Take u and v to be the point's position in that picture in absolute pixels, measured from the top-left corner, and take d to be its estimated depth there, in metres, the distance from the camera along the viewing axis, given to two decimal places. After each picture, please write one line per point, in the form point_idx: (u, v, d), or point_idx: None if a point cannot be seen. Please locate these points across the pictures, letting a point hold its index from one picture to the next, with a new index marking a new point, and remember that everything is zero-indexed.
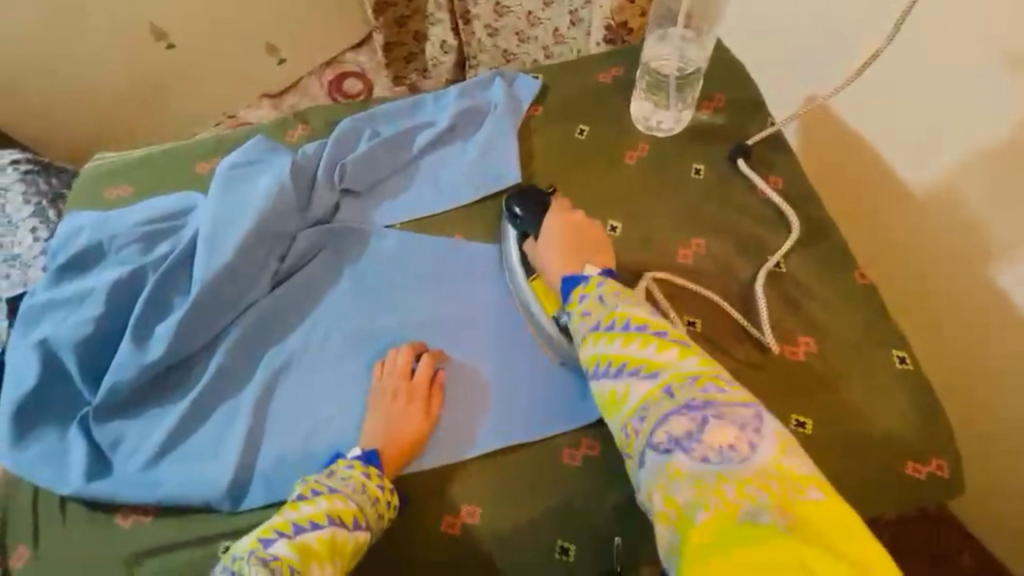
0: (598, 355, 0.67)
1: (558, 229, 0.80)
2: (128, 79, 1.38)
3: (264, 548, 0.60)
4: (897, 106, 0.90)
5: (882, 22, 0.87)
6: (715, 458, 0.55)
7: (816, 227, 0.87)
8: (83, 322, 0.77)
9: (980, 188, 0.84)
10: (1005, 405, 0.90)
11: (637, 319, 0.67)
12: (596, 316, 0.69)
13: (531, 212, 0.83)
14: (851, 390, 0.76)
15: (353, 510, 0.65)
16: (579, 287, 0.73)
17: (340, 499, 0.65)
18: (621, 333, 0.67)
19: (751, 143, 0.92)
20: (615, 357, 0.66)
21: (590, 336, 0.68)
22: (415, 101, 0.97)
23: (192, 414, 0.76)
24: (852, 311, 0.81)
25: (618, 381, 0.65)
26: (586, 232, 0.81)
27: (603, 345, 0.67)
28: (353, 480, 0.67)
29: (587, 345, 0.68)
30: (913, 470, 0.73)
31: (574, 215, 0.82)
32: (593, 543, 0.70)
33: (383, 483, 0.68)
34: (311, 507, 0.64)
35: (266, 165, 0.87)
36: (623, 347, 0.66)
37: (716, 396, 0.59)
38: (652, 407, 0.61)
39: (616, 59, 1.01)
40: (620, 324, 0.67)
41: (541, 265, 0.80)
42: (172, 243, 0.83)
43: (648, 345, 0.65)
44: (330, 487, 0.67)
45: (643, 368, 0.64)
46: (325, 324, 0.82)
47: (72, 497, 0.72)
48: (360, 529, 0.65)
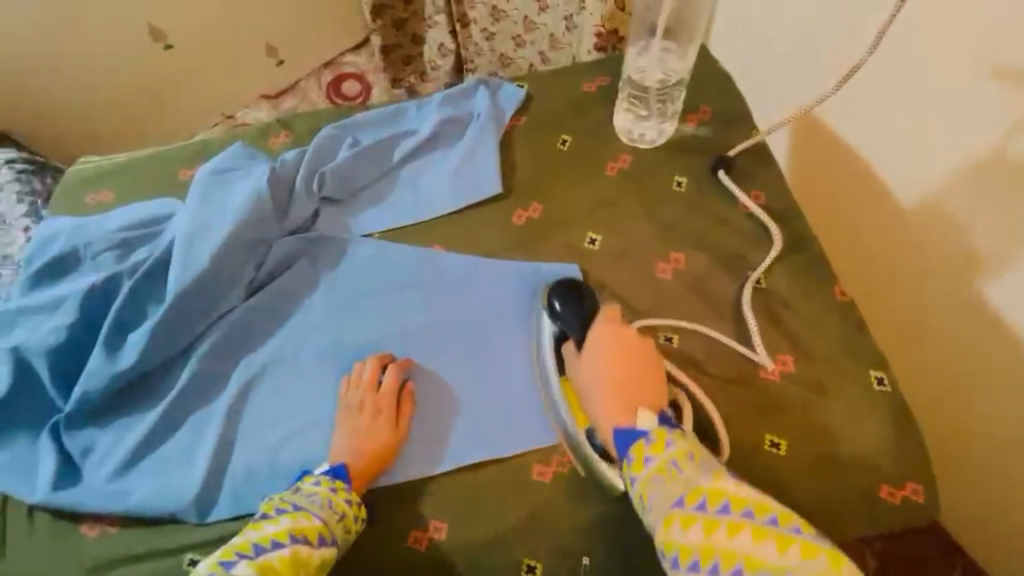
0: (692, 546, 0.55)
1: (609, 355, 0.70)
2: (124, 79, 1.37)
3: (223, 570, 0.58)
4: (881, 121, 0.90)
5: (865, 33, 0.86)
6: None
7: (799, 241, 0.86)
8: (54, 329, 0.76)
9: (963, 205, 0.82)
10: None
11: (732, 497, 0.57)
12: (675, 489, 0.59)
13: (574, 312, 0.76)
14: (827, 409, 0.75)
15: (317, 526, 0.63)
16: (641, 446, 0.63)
17: (305, 517, 0.64)
18: (719, 520, 0.55)
19: (733, 154, 0.91)
20: (716, 549, 0.54)
21: (674, 517, 0.57)
22: (398, 110, 0.96)
23: (165, 422, 0.76)
24: (833, 329, 0.80)
25: None
26: (638, 358, 0.71)
27: (697, 533, 0.55)
28: (320, 496, 0.66)
29: (673, 527, 0.56)
30: (887, 494, 0.72)
31: (623, 331, 0.72)
32: (560, 562, 0.70)
33: (351, 496, 0.68)
34: (273, 526, 0.63)
35: (244, 173, 0.87)
36: (726, 536, 0.54)
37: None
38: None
39: (602, 68, 1.00)
40: (710, 504, 0.56)
41: (583, 388, 0.71)
42: (147, 251, 0.82)
43: (760, 538, 0.53)
44: (295, 504, 0.65)
45: (764, 568, 0.52)
46: (299, 335, 0.81)
47: (40, 505, 0.72)
48: (325, 545, 0.63)
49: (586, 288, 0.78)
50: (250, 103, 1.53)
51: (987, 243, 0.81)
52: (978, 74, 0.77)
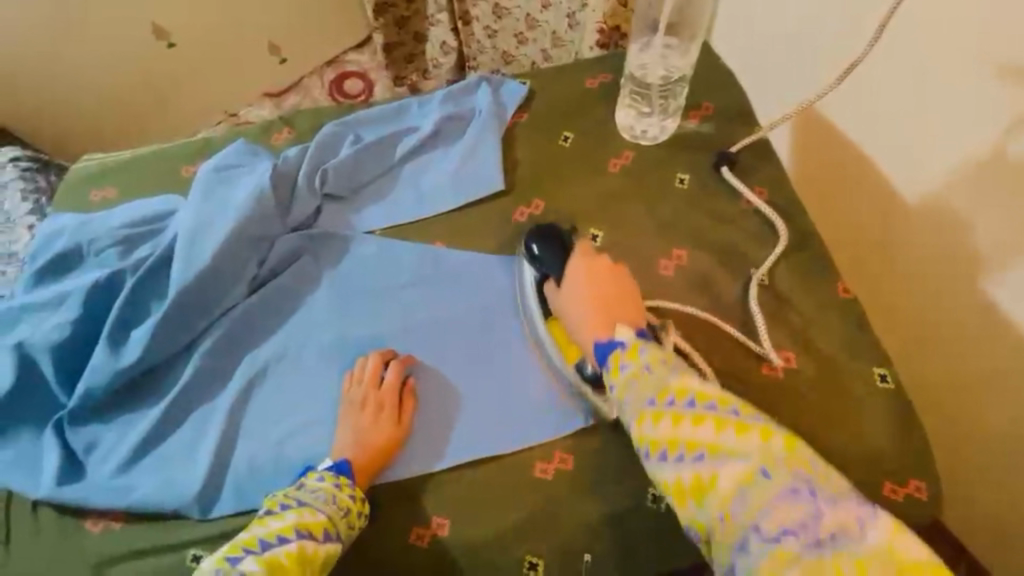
0: (661, 440, 0.59)
1: (586, 281, 0.74)
2: (127, 77, 1.38)
3: (230, 565, 0.59)
4: (884, 117, 0.89)
5: (868, 28, 0.85)
6: (829, 546, 0.51)
7: (802, 238, 0.85)
8: (58, 326, 0.77)
9: (967, 202, 0.82)
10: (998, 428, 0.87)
11: (698, 393, 0.60)
12: (649, 391, 0.61)
13: (551, 252, 0.79)
14: (830, 406, 0.75)
15: (322, 521, 0.64)
16: (618, 355, 0.66)
17: (309, 513, 0.64)
18: (686, 413, 0.59)
19: (735, 151, 0.91)
20: (683, 438, 0.58)
21: (646, 415, 0.61)
22: (400, 107, 0.96)
23: (167, 419, 0.76)
24: (835, 326, 0.79)
25: (690, 464, 0.57)
26: (614, 282, 0.75)
27: (666, 427, 0.59)
28: (324, 492, 0.66)
29: (646, 425, 0.60)
30: (890, 491, 0.71)
31: (598, 261, 0.76)
32: (562, 558, 0.70)
33: (354, 492, 0.68)
34: (279, 521, 0.63)
35: (246, 170, 0.87)
36: (693, 428, 0.59)
37: (804, 474, 0.54)
38: (747, 494, 0.54)
39: (604, 64, 1.00)
40: (678, 400, 0.60)
41: (567, 318, 0.75)
42: (150, 247, 0.82)
43: (722, 426, 0.58)
44: (299, 500, 0.66)
45: (723, 451, 0.57)
46: (301, 332, 0.81)
47: (44, 501, 0.72)
48: (330, 541, 0.64)
49: (561, 230, 0.82)
50: (253, 103, 1.53)
51: (991, 240, 0.80)
52: (982, 70, 0.76)
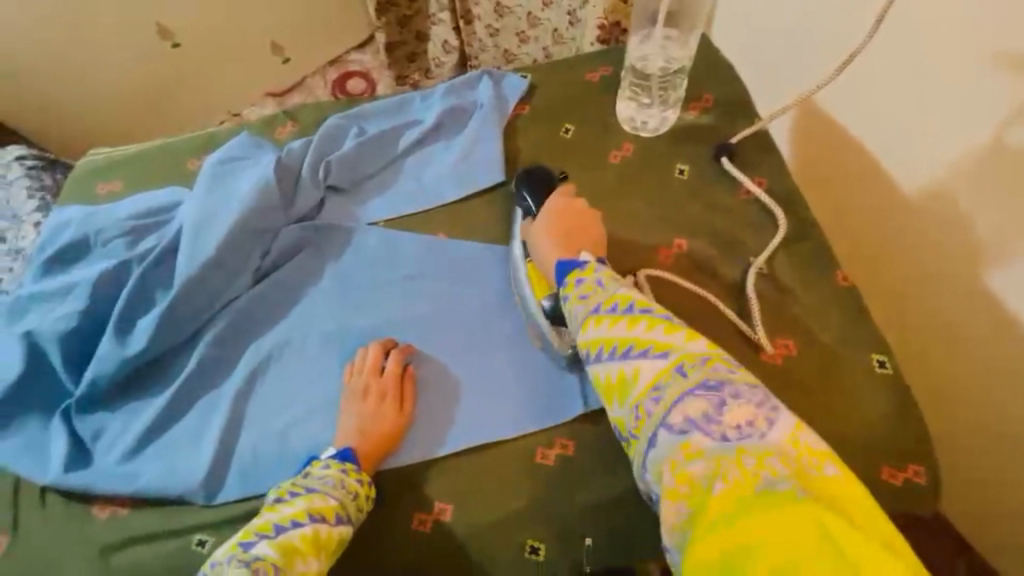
0: (598, 340, 0.65)
1: (558, 215, 0.80)
2: (132, 76, 1.39)
3: (245, 550, 0.60)
4: (883, 108, 0.90)
5: (865, 19, 0.85)
6: (731, 435, 0.53)
7: (801, 228, 0.86)
8: (65, 315, 0.78)
9: (967, 191, 0.82)
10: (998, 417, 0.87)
11: (637, 301, 0.66)
12: (594, 298, 0.68)
13: (535, 193, 0.84)
14: (828, 392, 0.76)
15: (333, 506, 0.65)
16: (575, 272, 0.72)
17: (320, 498, 0.65)
18: (623, 316, 0.65)
19: (734, 142, 0.91)
20: (617, 338, 0.64)
21: (590, 319, 0.66)
22: (402, 100, 0.97)
23: (173, 406, 0.78)
24: (834, 314, 0.80)
25: (621, 361, 0.63)
26: (590, 221, 0.80)
27: (604, 328, 0.65)
28: (332, 478, 0.67)
29: (587, 327, 0.66)
30: (890, 475, 0.72)
31: (578, 202, 0.81)
32: (563, 543, 0.70)
33: (362, 477, 0.68)
34: (292, 507, 0.65)
35: (251, 162, 0.88)
36: (628, 329, 0.64)
37: (719, 373, 0.58)
38: (664, 387, 0.59)
39: (604, 58, 1.01)
40: (619, 306, 0.66)
41: (537, 250, 0.79)
42: (156, 238, 0.83)
43: (654, 327, 0.63)
44: (309, 487, 0.67)
45: (650, 348, 0.62)
46: (305, 321, 0.82)
47: (51, 487, 0.73)
48: (342, 524, 0.65)
49: (551, 176, 0.86)
50: (256, 103, 1.56)
51: (989, 228, 0.81)
52: (980, 61, 0.77)
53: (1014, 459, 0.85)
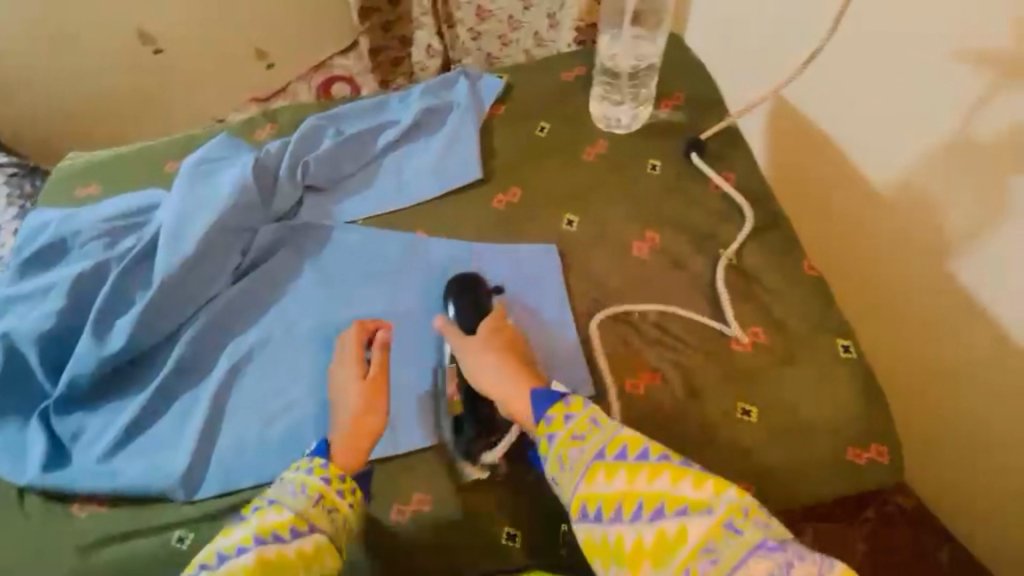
0: (615, 494, 0.58)
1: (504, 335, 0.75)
2: (112, 81, 1.39)
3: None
4: (847, 101, 0.93)
5: (827, 15, 0.89)
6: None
7: (768, 220, 0.88)
8: (43, 317, 0.78)
9: (928, 179, 0.85)
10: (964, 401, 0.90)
11: (649, 445, 0.61)
12: (595, 442, 0.62)
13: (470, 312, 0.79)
14: (795, 379, 0.78)
15: (288, 519, 0.60)
16: (560, 406, 0.66)
17: (275, 511, 0.60)
18: (640, 465, 0.59)
19: (704, 138, 0.94)
20: (639, 493, 0.57)
21: (597, 468, 0.60)
22: (380, 102, 0.99)
23: (152, 405, 0.78)
24: (802, 302, 0.82)
25: (644, 520, 0.56)
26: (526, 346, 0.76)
27: (619, 481, 0.59)
28: (295, 484, 0.64)
29: (594, 479, 0.60)
30: (854, 455, 0.74)
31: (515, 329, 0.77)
32: (540, 529, 0.72)
33: (327, 474, 0.65)
34: (240, 530, 0.59)
35: (228, 162, 0.89)
36: (647, 480, 0.58)
37: (769, 531, 0.52)
38: (715, 548, 0.52)
39: (579, 58, 1.03)
40: (629, 452, 0.60)
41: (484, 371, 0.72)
42: (135, 238, 0.84)
43: (677, 477, 0.57)
44: (270, 498, 0.62)
45: (683, 502, 0.55)
46: (284, 319, 0.83)
47: (30, 487, 0.74)
48: (301, 535, 0.59)
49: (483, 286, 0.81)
50: (238, 107, 1.51)
51: (949, 214, 0.84)
52: (936, 57, 0.80)
53: (979, 438, 0.88)
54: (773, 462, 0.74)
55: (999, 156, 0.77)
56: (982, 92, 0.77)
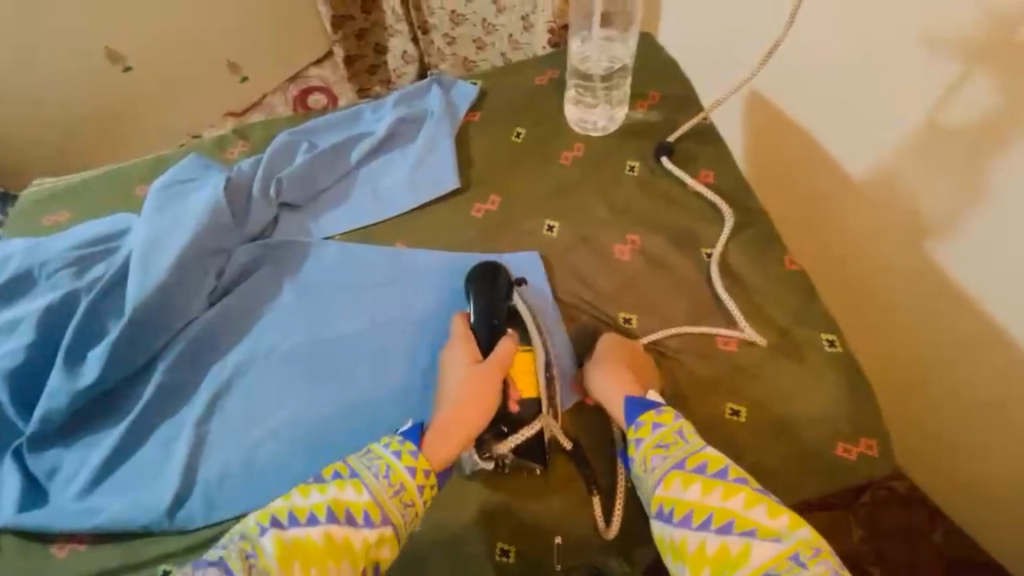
0: (688, 502, 0.62)
1: (616, 348, 0.76)
2: (84, 120, 1.33)
3: (255, 537, 0.61)
4: (825, 94, 0.92)
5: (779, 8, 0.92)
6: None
7: (750, 215, 0.88)
8: (12, 352, 0.76)
9: (909, 169, 0.86)
10: (962, 386, 0.90)
11: (731, 466, 0.64)
12: (677, 452, 0.65)
13: (496, 305, 0.78)
14: (781, 378, 0.77)
15: (364, 503, 0.63)
16: (650, 414, 0.68)
17: (354, 488, 0.63)
18: (717, 482, 0.62)
19: (672, 140, 0.93)
20: (711, 507, 0.61)
21: (674, 476, 0.63)
22: (353, 114, 0.97)
23: (131, 436, 0.76)
24: (786, 297, 0.82)
25: (715, 533, 0.60)
26: (642, 362, 0.76)
27: (694, 492, 0.62)
28: (378, 463, 0.65)
29: (671, 485, 0.63)
30: (844, 450, 0.74)
31: (635, 344, 0.77)
32: (533, 542, 0.71)
33: (413, 464, 0.66)
34: (316, 495, 0.63)
35: (200, 182, 0.88)
36: (723, 499, 0.61)
37: (836, 572, 0.56)
38: (776, 573, 0.57)
39: (550, 61, 1.02)
40: (708, 468, 0.63)
41: (593, 376, 0.74)
42: (106, 265, 0.82)
43: (753, 502, 0.61)
44: (351, 470, 0.65)
45: (754, 526, 0.59)
46: (266, 342, 0.81)
47: (6, 529, 0.71)
48: (369, 525, 0.62)
49: (506, 279, 0.80)
50: (215, 124, 1.49)
51: (931, 203, 0.85)
52: (916, 44, 0.80)
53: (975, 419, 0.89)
54: (765, 461, 0.73)
55: (977, 142, 0.78)
56: (962, 80, 0.77)
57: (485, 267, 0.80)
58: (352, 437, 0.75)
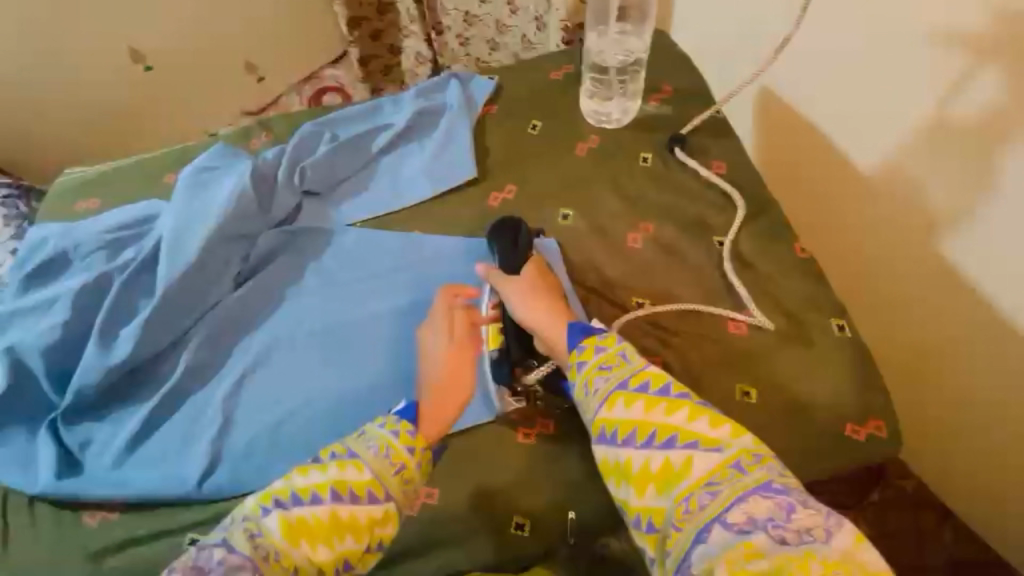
0: (631, 420, 0.63)
1: (539, 278, 0.80)
2: (108, 114, 1.38)
3: (258, 517, 0.60)
4: (836, 89, 0.94)
5: (787, 9, 0.95)
6: (796, 541, 0.51)
7: (761, 205, 0.90)
8: (48, 329, 0.79)
9: (918, 162, 0.87)
10: (968, 376, 0.90)
11: (673, 383, 0.65)
12: (621, 373, 0.66)
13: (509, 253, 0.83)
14: (791, 361, 0.79)
15: (367, 481, 0.63)
16: (593, 338, 0.70)
17: (354, 468, 0.64)
18: (659, 398, 0.63)
19: (685, 132, 0.95)
20: (655, 423, 0.62)
21: (618, 396, 0.64)
22: (374, 106, 1.00)
23: (160, 411, 0.79)
24: (796, 284, 0.84)
25: (657, 449, 0.61)
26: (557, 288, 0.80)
27: (637, 410, 0.63)
28: (377, 445, 0.66)
29: (615, 405, 0.64)
30: (853, 431, 0.76)
31: (542, 268, 0.81)
32: (548, 517, 0.73)
33: (412, 445, 0.67)
34: (318, 475, 0.63)
35: (226, 170, 0.90)
36: (666, 414, 0.62)
37: (777, 475, 0.57)
38: (718, 482, 0.57)
39: (566, 57, 1.05)
40: (652, 386, 0.64)
41: (527, 311, 0.76)
42: (137, 249, 0.85)
43: (696, 415, 0.62)
44: (351, 451, 0.65)
45: (697, 438, 0.60)
46: (283, 323, 0.84)
47: (41, 496, 0.74)
48: (375, 503, 0.63)
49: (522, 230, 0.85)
50: (230, 120, 1.52)
51: (939, 195, 0.87)
52: (926, 40, 0.82)
53: (983, 408, 0.90)
54: (775, 441, 0.75)
55: (983, 135, 0.79)
56: (969, 74, 0.79)
57: (500, 224, 0.86)
58: (365, 404, 0.78)
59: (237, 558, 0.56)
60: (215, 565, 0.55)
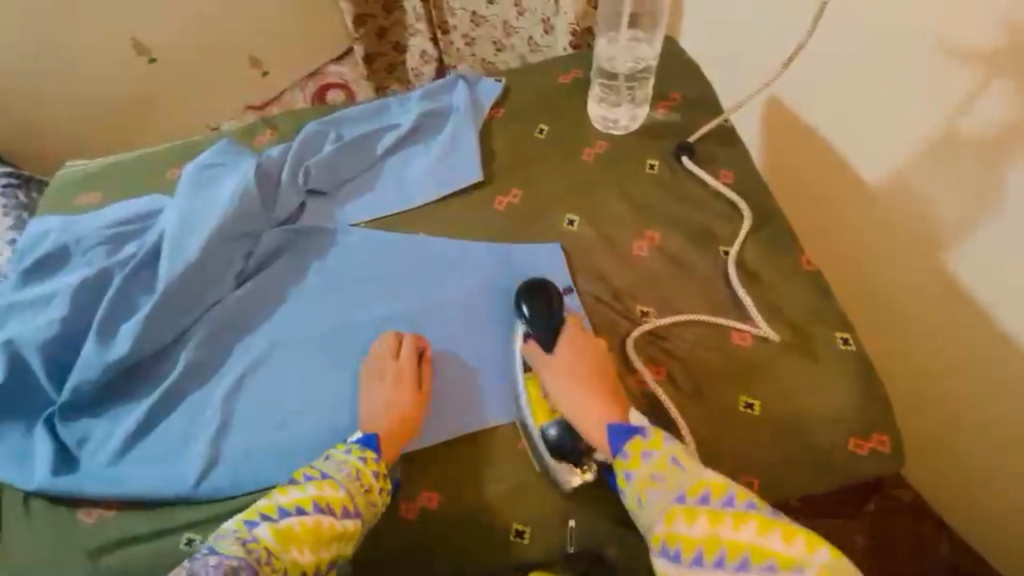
0: (695, 538, 0.61)
1: (583, 358, 0.76)
2: (110, 105, 1.37)
3: (248, 528, 0.62)
4: (844, 101, 0.94)
5: (803, 16, 0.94)
6: None
7: (768, 216, 0.90)
8: (47, 323, 0.78)
9: (925, 176, 0.87)
10: (969, 391, 0.90)
11: (733, 492, 0.63)
12: (676, 485, 0.65)
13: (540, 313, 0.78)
14: (795, 374, 0.79)
15: (343, 498, 0.66)
16: (638, 443, 0.69)
17: (330, 486, 0.66)
18: (724, 512, 0.62)
19: (693, 141, 0.95)
20: (722, 541, 0.60)
21: (677, 512, 0.63)
22: (379, 107, 1.00)
23: (158, 409, 0.78)
24: (802, 296, 0.84)
25: (729, 569, 0.59)
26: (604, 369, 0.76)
27: (701, 527, 0.61)
28: (348, 466, 0.69)
29: (675, 520, 0.63)
30: (857, 446, 0.75)
31: (589, 343, 0.78)
32: (548, 526, 0.73)
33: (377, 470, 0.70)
34: (298, 492, 0.66)
35: (230, 167, 0.90)
36: (732, 529, 0.60)
37: None
38: None
39: (574, 61, 1.04)
40: (712, 498, 0.63)
41: (568, 400, 0.74)
42: (138, 245, 0.84)
43: (765, 529, 0.60)
44: (324, 472, 0.68)
45: (771, 557, 0.58)
46: (284, 330, 0.83)
47: (37, 493, 0.74)
48: (348, 517, 0.66)
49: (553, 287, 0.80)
50: (233, 115, 1.50)
51: (945, 210, 0.86)
52: (936, 54, 0.81)
53: (984, 424, 0.90)
54: (777, 454, 0.75)
55: (990, 150, 0.79)
56: (978, 89, 0.79)
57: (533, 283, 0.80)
58: (329, 422, 0.77)
59: (233, 561, 0.58)
60: (210, 569, 0.57)
